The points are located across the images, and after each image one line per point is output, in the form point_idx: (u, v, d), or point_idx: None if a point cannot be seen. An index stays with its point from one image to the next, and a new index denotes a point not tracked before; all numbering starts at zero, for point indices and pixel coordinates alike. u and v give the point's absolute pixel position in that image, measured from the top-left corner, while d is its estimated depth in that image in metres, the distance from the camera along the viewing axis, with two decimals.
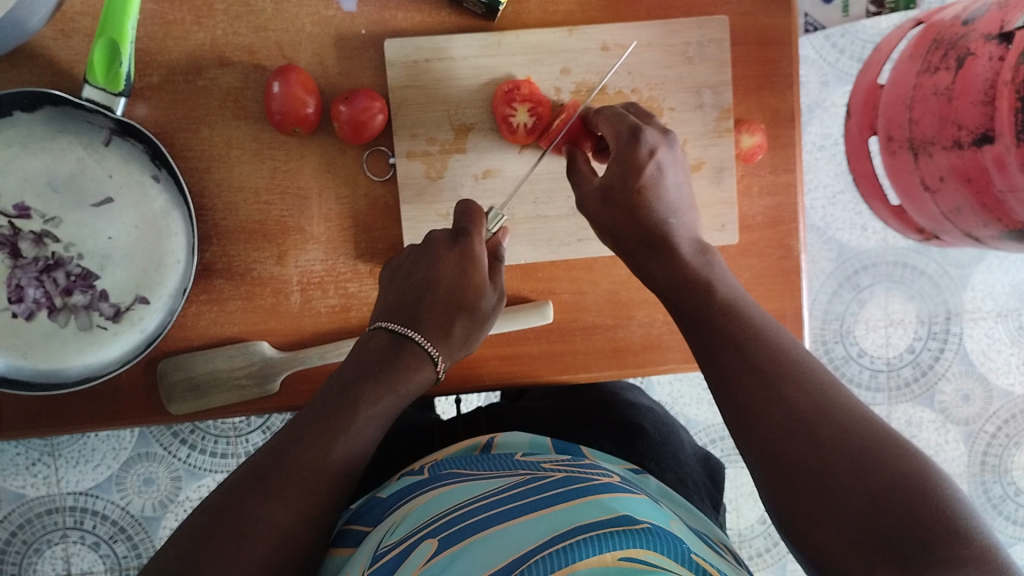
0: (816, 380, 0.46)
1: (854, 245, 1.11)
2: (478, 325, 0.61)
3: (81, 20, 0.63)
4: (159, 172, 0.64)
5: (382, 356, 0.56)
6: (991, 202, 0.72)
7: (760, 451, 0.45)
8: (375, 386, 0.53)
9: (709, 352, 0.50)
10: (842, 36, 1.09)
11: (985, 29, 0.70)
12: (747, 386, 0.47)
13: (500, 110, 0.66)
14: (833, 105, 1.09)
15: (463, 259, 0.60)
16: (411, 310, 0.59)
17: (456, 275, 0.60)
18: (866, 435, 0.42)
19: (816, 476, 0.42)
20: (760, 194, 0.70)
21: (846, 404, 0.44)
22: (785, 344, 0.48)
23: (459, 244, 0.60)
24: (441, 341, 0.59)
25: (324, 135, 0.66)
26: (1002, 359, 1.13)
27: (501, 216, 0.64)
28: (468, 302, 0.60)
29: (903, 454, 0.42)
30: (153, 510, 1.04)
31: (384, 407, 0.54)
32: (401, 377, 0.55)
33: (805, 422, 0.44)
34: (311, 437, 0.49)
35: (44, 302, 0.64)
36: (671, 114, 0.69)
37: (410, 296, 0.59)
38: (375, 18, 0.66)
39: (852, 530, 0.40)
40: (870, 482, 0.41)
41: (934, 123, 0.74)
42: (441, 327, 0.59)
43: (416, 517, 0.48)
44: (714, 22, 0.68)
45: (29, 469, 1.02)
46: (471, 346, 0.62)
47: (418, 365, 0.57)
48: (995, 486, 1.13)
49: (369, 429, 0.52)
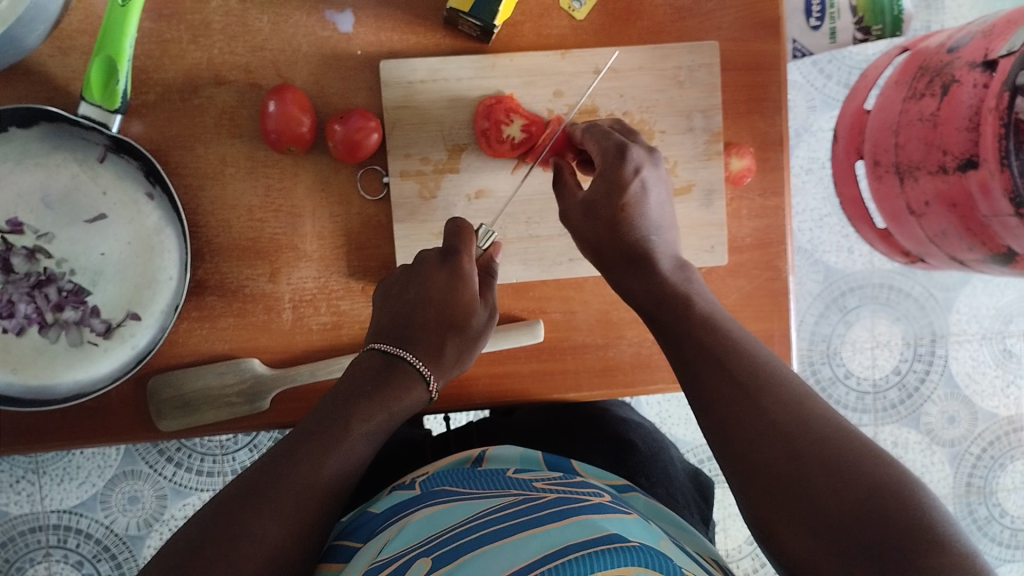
0: (797, 390, 0.48)
1: (842, 267, 1.13)
2: (471, 344, 0.60)
3: (78, 38, 0.63)
4: (153, 190, 0.64)
5: (371, 376, 0.56)
6: (976, 226, 0.73)
7: (743, 468, 0.46)
8: (368, 403, 0.55)
9: (690, 365, 0.52)
10: (829, 61, 1.10)
11: (970, 57, 0.71)
12: (732, 398, 0.48)
13: (481, 122, 0.67)
14: (819, 129, 1.11)
15: (453, 279, 0.60)
16: (403, 330, 0.59)
17: (446, 295, 0.59)
18: (843, 449, 0.44)
19: (797, 486, 0.43)
20: (749, 216, 0.71)
21: (824, 411, 0.46)
22: (762, 358, 0.50)
23: (448, 263, 0.60)
24: (432, 361, 0.59)
25: (317, 154, 0.67)
26: (986, 381, 1.14)
27: (492, 233, 0.64)
28: (458, 320, 0.59)
29: (877, 463, 0.43)
30: (137, 529, 1.02)
31: (377, 424, 0.55)
32: (391, 396, 0.56)
33: (790, 446, 0.45)
34: (303, 454, 0.51)
35: (35, 317, 0.64)
36: (662, 136, 0.70)
37: (400, 316, 0.59)
38: (371, 40, 0.67)
39: (833, 539, 0.41)
40: (848, 493, 0.42)
41: (920, 148, 0.76)
42: (433, 347, 0.59)
43: (412, 533, 0.48)
44: (704, 47, 0.69)
45: (11, 487, 1.01)
46: (463, 365, 0.61)
47: (407, 385, 0.57)
48: (980, 508, 1.14)
49: (362, 447, 0.54)
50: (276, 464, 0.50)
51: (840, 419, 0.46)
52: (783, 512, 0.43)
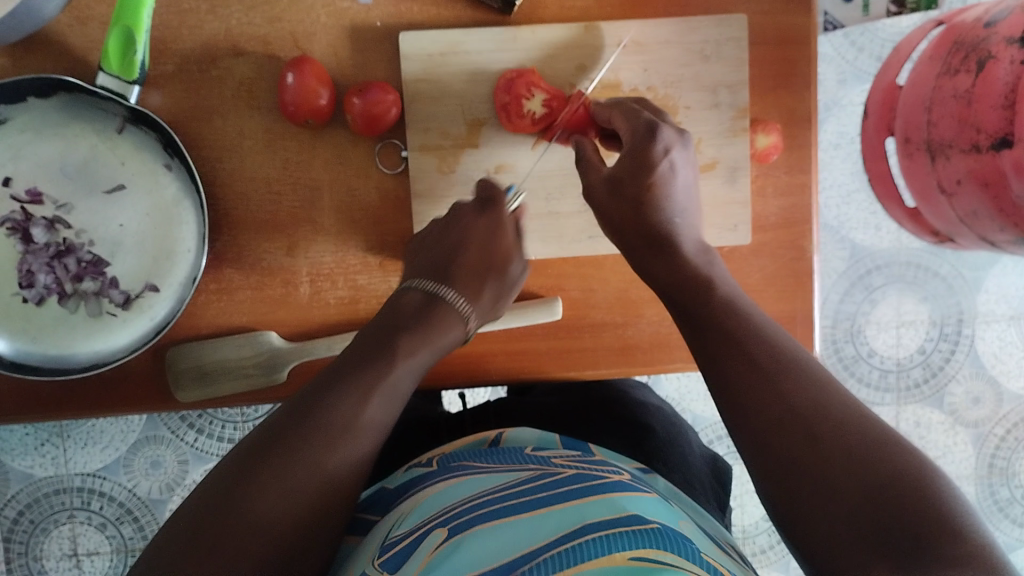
0: (818, 376, 0.47)
1: (869, 245, 1.10)
2: (506, 289, 0.64)
3: (95, 7, 0.63)
4: (171, 161, 0.64)
5: (416, 311, 0.58)
6: (1008, 206, 0.71)
7: (760, 451, 0.45)
8: (412, 337, 0.56)
9: (709, 349, 0.51)
10: (863, 32, 1.07)
11: (1008, 32, 0.68)
12: (752, 383, 0.47)
13: (499, 97, 0.66)
14: (850, 103, 1.08)
15: (492, 227, 0.63)
16: (445, 270, 0.62)
17: (484, 239, 0.63)
18: (863, 432, 0.43)
19: (815, 468, 0.43)
20: (774, 195, 0.70)
21: (846, 401, 0.45)
22: (783, 344, 0.49)
23: (487, 211, 0.64)
24: (472, 300, 0.62)
25: (336, 127, 0.66)
26: (1014, 363, 1.12)
27: (522, 193, 0.67)
28: (497, 264, 0.64)
29: (898, 451, 0.42)
30: (159, 493, 1.04)
31: (423, 358, 0.56)
32: (434, 330, 0.58)
33: (808, 427, 0.44)
34: (354, 386, 0.50)
35: (55, 287, 0.64)
36: (686, 112, 0.68)
37: (439, 261, 0.62)
38: (390, 10, 0.66)
39: (848, 521, 0.41)
40: (865, 478, 0.41)
41: (953, 126, 0.73)
42: (474, 285, 0.62)
43: (428, 506, 0.48)
44: (731, 20, 0.67)
45: (37, 450, 1.03)
46: (498, 310, 0.65)
47: (449, 323, 0.59)
48: (1002, 488, 1.13)
49: (408, 378, 0.54)
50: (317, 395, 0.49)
51: (861, 409, 0.45)
52: (801, 495, 0.43)
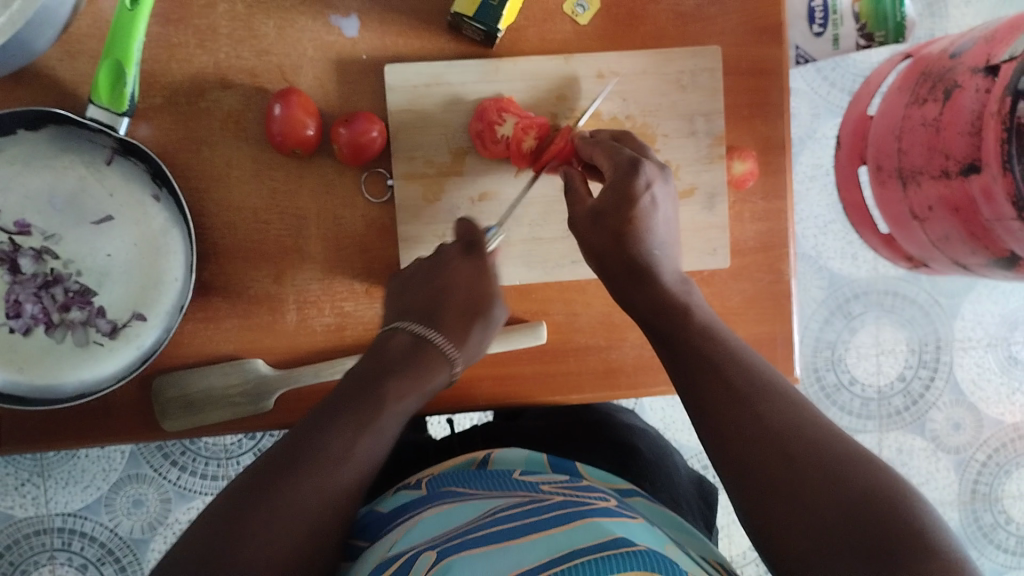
0: (792, 400, 0.48)
1: (846, 274, 1.13)
2: (491, 334, 0.63)
3: (87, 42, 0.64)
4: (159, 191, 0.65)
5: (405, 353, 0.58)
6: (979, 230, 0.73)
7: (737, 474, 0.46)
8: (405, 381, 0.56)
9: (685, 372, 0.52)
10: (833, 68, 1.11)
11: (972, 62, 0.71)
12: (725, 406, 0.48)
13: (474, 126, 0.67)
14: (823, 135, 1.11)
15: (478, 271, 0.62)
16: (432, 313, 0.60)
17: (473, 285, 0.61)
18: (837, 453, 0.44)
19: (792, 489, 0.44)
20: (751, 220, 0.72)
21: (818, 421, 0.46)
22: (759, 368, 0.50)
23: (472, 255, 0.62)
24: (459, 345, 0.60)
25: (323, 157, 0.67)
26: (992, 389, 1.14)
27: (501, 235, 0.65)
28: (484, 309, 0.61)
29: (868, 468, 0.43)
30: (142, 532, 1.03)
31: (408, 403, 0.56)
32: (424, 375, 0.57)
33: (784, 445, 0.45)
34: (344, 424, 0.52)
35: (42, 317, 0.64)
36: (664, 139, 0.70)
37: (427, 301, 0.61)
38: (376, 44, 0.68)
39: (825, 540, 0.41)
40: (842, 496, 0.42)
41: (923, 153, 0.76)
42: (461, 329, 0.60)
43: (416, 534, 0.49)
44: (707, 52, 0.70)
45: (17, 490, 1.02)
46: (481, 354, 0.63)
47: (438, 367, 0.59)
48: (985, 514, 1.14)
49: (394, 425, 0.54)
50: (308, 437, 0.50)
51: (838, 429, 0.46)
52: (781, 512, 0.44)
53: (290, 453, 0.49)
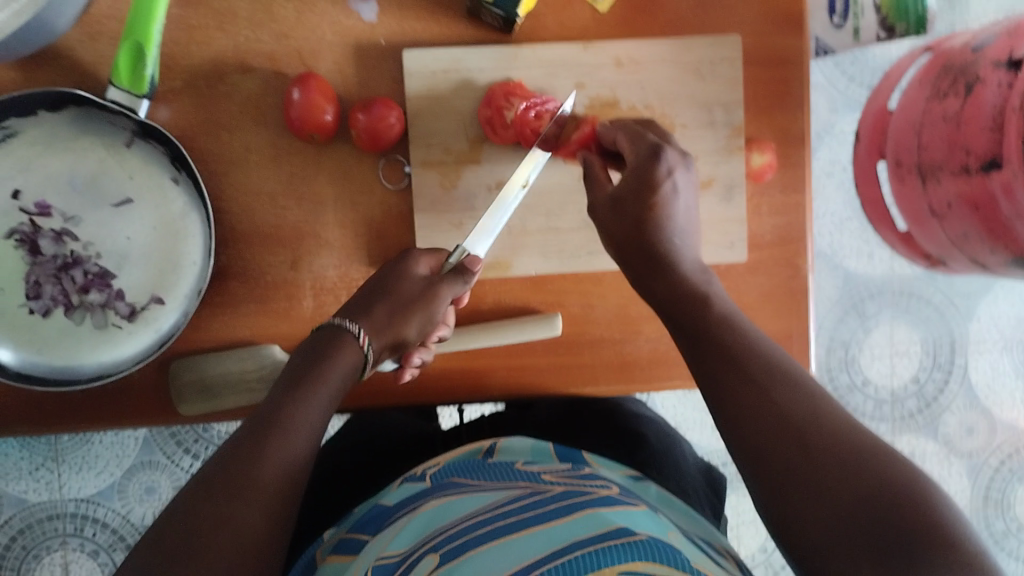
0: (812, 390, 0.47)
1: (862, 272, 1.12)
2: (412, 309, 0.61)
3: (106, 23, 0.65)
4: (179, 175, 0.65)
5: (306, 347, 0.57)
6: (998, 228, 0.73)
7: (752, 461, 0.46)
8: (303, 378, 0.53)
9: (703, 360, 0.52)
10: (853, 62, 1.10)
11: (994, 55, 0.70)
12: (741, 392, 0.48)
13: (481, 114, 0.68)
14: (841, 131, 1.11)
15: (390, 264, 0.63)
16: (343, 308, 0.61)
17: (384, 274, 0.63)
18: (855, 441, 0.44)
19: (807, 478, 0.43)
20: (769, 213, 0.71)
21: (837, 412, 0.46)
22: (777, 357, 0.50)
23: (393, 258, 0.64)
24: (367, 324, 0.59)
25: (340, 143, 0.67)
26: (1007, 394, 1.13)
27: (462, 248, 0.63)
28: (389, 285, 0.61)
29: (890, 457, 0.43)
30: (153, 519, 1.04)
31: (318, 398, 0.53)
32: (325, 364, 0.55)
33: (800, 431, 0.45)
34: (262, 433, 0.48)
35: (61, 299, 0.65)
36: (682, 130, 0.70)
37: (342, 300, 0.62)
38: (395, 29, 0.68)
39: (840, 532, 0.41)
40: (860, 484, 0.42)
41: (943, 148, 0.75)
42: (364, 307, 0.60)
43: (417, 529, 0.49)
44: (726, 42, 0.69)
45: (31, 474, 1.02)
46: (408, 332, 0.61)
47: (340, 351, 0.56)
48: (997, 521, 1.13)
49: (312, 422, 0.51)
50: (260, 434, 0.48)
51: (855, 422, 0.46)
52: (794, 498, 0.43)
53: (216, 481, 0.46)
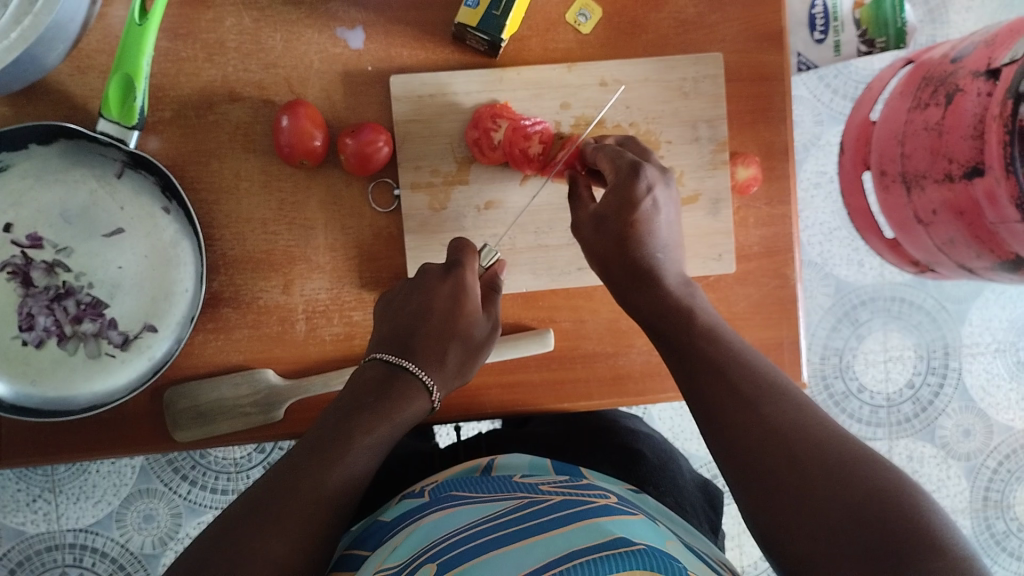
0: (795, 401, 0.48)
1: (852, 280, 1.13)
2: (473, 354, 0.61)
3: (96, 57, 0.65)
4: (170, 204, 0.66)
5: (376, 386, 0.56)
6: (983, 233, 0.74)
7: (741, 474, 0.46)
8: (371, 416, 0.54)
9: (690, 376, 0.52)
10: (835, 75, 1.12)
11: (973, 66, 0.72)
12: (727, 407, 0.49)
13: (471, 133, 0.68)
14: (827, 142, 1.12)
15: (456, 292, 0.60)
16: (406, 341, 0.59)
17: (451, 308, 0.60)
18: (839, 450, 0.44)
19: (797, 489, 0.44)
20: (756, 225, 0.72)
21: (822, 422, 0.46)
22: (763, 368, 0.51)
23: (452, 274, 0.61)
24: (436, 370, 0.58)
25: (330, 167, 0.68)
26: (1001, 395, 1.13)
27: (495, 252, 0.66)
28: (457, 329, 0.60)
29: (875, 467, 0.43)
30: (152, 547, 1.03)
31: (379, 437, 0.54)
32: (394, 407, 0.55)
33: (786, 443, 0.45)
34: (312, 463, 0.51)
35: (54, 330, 0.65)
36: (668, 146, 0.71)
37: (403, 328, 0.59)
38: (381, 55, 0.69)
39: (832, 541, 0.41)
40: (847, 494, 0.42)
41: (926, 157, 0.76)
42: (435, 356, 0.59)
43: (414, 541, 0.49)
44: (708, 59, 0.70)
45: (29, 506, 1.02)
46: (466, 375, 0.61)
47: (412, 396, 0.56)
48: (997, 522, 1.13)
49: (366, 459, 0.53)
50: (281, 476, 0.50)
51: (840, 430, 0.46)
52: (786, 510, 0.44)
53: (230, 524, 0.48)
